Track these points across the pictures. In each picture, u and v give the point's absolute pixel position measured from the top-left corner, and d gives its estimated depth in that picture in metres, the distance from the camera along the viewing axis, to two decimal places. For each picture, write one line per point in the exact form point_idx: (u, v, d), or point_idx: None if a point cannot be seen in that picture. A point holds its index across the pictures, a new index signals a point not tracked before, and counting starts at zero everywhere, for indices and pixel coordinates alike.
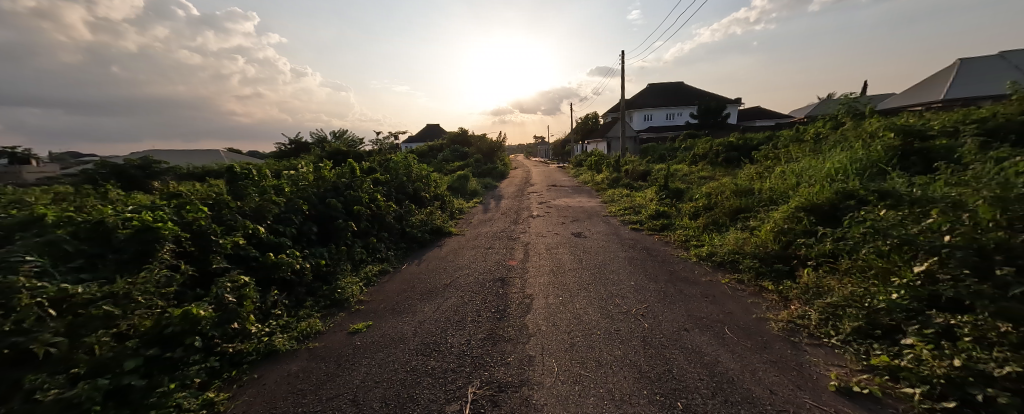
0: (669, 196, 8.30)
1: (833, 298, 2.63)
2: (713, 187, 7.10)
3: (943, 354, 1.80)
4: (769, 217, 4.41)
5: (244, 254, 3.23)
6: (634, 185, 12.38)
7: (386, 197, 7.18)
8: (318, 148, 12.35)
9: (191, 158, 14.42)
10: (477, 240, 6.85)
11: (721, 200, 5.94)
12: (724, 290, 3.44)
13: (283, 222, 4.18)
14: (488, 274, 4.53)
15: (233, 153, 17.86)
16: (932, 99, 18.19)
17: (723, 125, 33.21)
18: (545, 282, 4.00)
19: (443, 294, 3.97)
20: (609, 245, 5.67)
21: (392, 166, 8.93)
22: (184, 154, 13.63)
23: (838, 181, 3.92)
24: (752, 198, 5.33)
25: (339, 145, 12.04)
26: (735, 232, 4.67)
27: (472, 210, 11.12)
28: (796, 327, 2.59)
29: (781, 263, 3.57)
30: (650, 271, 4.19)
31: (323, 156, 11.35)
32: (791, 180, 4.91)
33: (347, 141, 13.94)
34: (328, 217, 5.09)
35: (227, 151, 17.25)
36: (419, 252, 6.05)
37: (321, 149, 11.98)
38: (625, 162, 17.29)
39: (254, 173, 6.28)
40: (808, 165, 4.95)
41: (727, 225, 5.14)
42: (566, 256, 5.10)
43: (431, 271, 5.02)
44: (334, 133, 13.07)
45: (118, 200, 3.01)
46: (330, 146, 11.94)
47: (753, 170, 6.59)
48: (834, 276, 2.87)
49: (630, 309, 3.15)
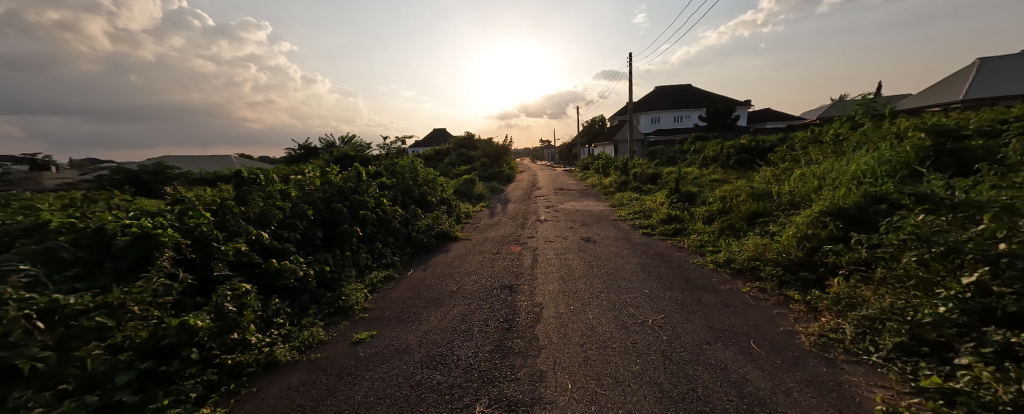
0: (680, 200, 8.08)
1: (870, 311, 2.44)
2: (727, 191, 6.88)
3: (1008, 377, 1.60)
4: (790, 221, 4.21)
5: (247, 261, 3.15)
6: (643, 189, 12.15)
7: (392, 201, 7.12)
8: (326, 153, 12.42)
9: (203, 164, 14.64)
10: (484, 245, 6.72)
11: (736, 204, 5.74)
12: (746, 300, 3.25)
13: (286, 227, 4.10)
14: (495, 281, 4.39)
15: (245, 159, 18.17)
16: (951, 100, 17.66)
17: (733, 128, 32.74)
18: (554, 290, 3.85)
19: (449, 302, 3.84)
20: (620, 250, 5.50)
21: (398, 170, 8.89)
22: (197, 160, 13.89)
23: (865, 184, 3.72)
24: (771, 202, 5.12)
25: (346, 149, 12.09)
26: (754, 238, 4.47)
27: (479, 214, 11.03)
28: (829, 341, 2.40)
29: (807, 271, 3.37)
30: (665, 278, 4.01)
31: (331, 161, 11.42)
32: (813, 183, 4.69)
33: (355, 146, 14.04)
34: (333, 222, 5.01)
35: (239, 157, 17.59)
36: (425, 257, 5.95)
37: (330, 154, 12.06)
38: (633, 165, 17.11)
39: (262, 177, 6.27)
40: (831, 167, 4.73)
41: (744, 230, 4.94)
42: (576, 262, 4.94)
43: (437, 277, 4.90)
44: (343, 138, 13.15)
45: (120, 206, 2.96)
46: (338, 151, 12.01)
47: (770, 172, 6.37)
48: (868, 286, 2.68)
49: (645, 320, 2.98)
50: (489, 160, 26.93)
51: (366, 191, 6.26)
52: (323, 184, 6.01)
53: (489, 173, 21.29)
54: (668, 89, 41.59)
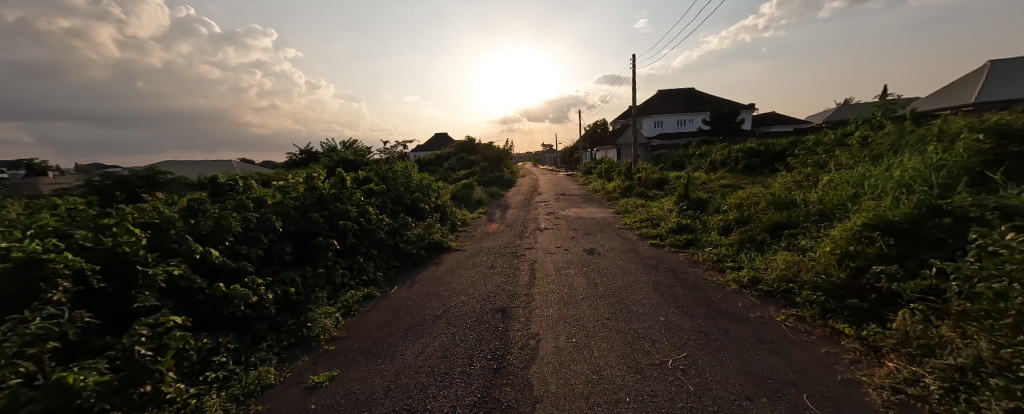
0: (691, 207, 7.53)
1: (958, 359, 1.89)
2: (742, 197, 6.34)
3: None
4: (826, 235, 3.67)
5: (185, 286, 2.64)
6: (649, 195, 11.61)
7: (381, 209, 6.62)
8: (324, 158, 12.04)
9: (198, 169, 14.29)
10: (478, 257, 6.19)
11: (755, 213, 5.20)
12: (784, 333, 2.69)
13: (248, 242, 3.60)
14: (487, 302, 3.85)
15: (245, 164, 17.91)
16: (962, 103, 17.08)
17: (737, 132, 32.18)
18: (554, 317, 3.31)
19: (431, 330, 3.30)
20: (627, 264, 4.96)
21: (390, 175, 8.40)
22: (193, 165, 13.57)
23: (918, 192, 3.18)
24: (797, 211, 4.58)
25: (343, 154, 11.69)
26: (781, 254, 3.92)
27: (477, 221, 10.52)
28: (908, 400, 1.85)
29: (855, 298, 2.83)
30: (682, 302, 3.46)
31: (331, 165, 11.01)
32: (847, 191, 4.15)
33: (354, 150, 13.67)
34: (308, 234, 4.51)
35: (241, 162, 17.31)
36: (413, 271, 5.42)
37: (326, 159, 11.65)
38: (637, 169, 16.59)
39: (239, 184, 5.80)
40: (866, 173, 4.19)
41: (768, 244, 4.40)
42: (578, 279, 4.40)
43: (423, 296, 4.36)
44: (342, 142, 12.81)
45: (27, 222, 2.45)
46: (334, 156, 11.60)
47: (790, 178, 5.82)
48: (947, 323, 2.13)
49: (664, 361, 2.43)
50: (490, 164, 26.47)
51: (350, 199, 5.77)
52: (302, 190, 5.53)
53: (489, 178, 20.80)
54: (671, 92, 41.15)
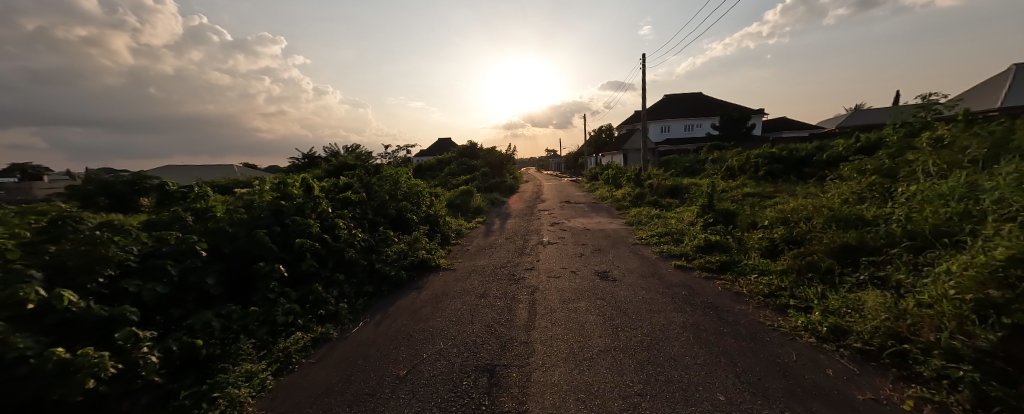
0: (717, 220, 6.55)
1: None
2: (785, 211, 5.35)
3: None
4: (938, 271, 2.68)
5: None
6: (662, 204, 10.61)
7: (359, 222, 5.70)
8: (325, 162, 11.33)
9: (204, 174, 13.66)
10: (468, 280, 5.21)
11: (811, 232, 4.22)
12: None
13: (147, 275, 2.66)
14: (471, 357, 2.84)
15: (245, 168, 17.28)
16: (987, 107, 16.09)
17: (747, 137, 31.13)
18: (564, 389, 2.29)
19: (387, 405, 2.29)
20: (652, 296, 3.95)
21: (376, 183, 7.49)
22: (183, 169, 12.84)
23: None
24: (873, 233, 3.59)
25: (346, 158, 10.92)
26: (868, 293, 2.91)
27: (474, 232, 9.59)
28: None
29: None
30: (742, 366, 2.45)
31: (329, 171, 10.23)
32: (952, 207, 3.16)
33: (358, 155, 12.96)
34: (249, 259, 3.57)
35: (241, 166, 16.67)
36: (388, 300, 4.47)
37: (327, 163, 10.93)
38: (648, 176, 15.64)
39: (195, 192, 4.90)
40: (980, 187, 3.19)
41: (838, 275, 3.41)
42: (593, 320, 3.39)
43: (392, 339, 3.37)
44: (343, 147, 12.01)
45: None
46: (337, 159, 10.89)
47: (847, 188, 4.84)
48: None
49: None
50: (492, 170, 25.58)
51: (317, 212, 4.84)
52: (260, 201, 4.62)
53: (490, 183, 19.88)
54: (678, 97, 40.22)
